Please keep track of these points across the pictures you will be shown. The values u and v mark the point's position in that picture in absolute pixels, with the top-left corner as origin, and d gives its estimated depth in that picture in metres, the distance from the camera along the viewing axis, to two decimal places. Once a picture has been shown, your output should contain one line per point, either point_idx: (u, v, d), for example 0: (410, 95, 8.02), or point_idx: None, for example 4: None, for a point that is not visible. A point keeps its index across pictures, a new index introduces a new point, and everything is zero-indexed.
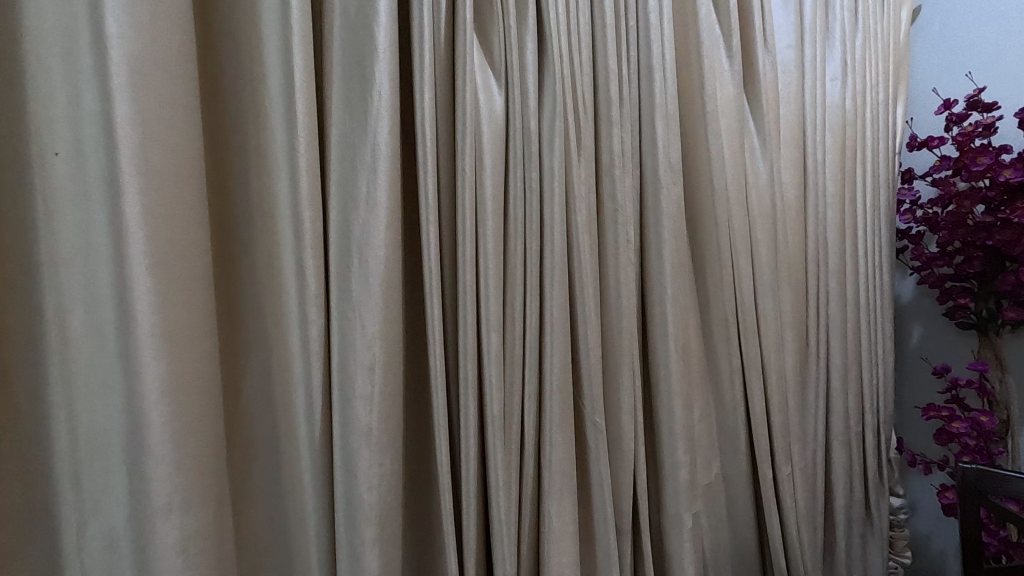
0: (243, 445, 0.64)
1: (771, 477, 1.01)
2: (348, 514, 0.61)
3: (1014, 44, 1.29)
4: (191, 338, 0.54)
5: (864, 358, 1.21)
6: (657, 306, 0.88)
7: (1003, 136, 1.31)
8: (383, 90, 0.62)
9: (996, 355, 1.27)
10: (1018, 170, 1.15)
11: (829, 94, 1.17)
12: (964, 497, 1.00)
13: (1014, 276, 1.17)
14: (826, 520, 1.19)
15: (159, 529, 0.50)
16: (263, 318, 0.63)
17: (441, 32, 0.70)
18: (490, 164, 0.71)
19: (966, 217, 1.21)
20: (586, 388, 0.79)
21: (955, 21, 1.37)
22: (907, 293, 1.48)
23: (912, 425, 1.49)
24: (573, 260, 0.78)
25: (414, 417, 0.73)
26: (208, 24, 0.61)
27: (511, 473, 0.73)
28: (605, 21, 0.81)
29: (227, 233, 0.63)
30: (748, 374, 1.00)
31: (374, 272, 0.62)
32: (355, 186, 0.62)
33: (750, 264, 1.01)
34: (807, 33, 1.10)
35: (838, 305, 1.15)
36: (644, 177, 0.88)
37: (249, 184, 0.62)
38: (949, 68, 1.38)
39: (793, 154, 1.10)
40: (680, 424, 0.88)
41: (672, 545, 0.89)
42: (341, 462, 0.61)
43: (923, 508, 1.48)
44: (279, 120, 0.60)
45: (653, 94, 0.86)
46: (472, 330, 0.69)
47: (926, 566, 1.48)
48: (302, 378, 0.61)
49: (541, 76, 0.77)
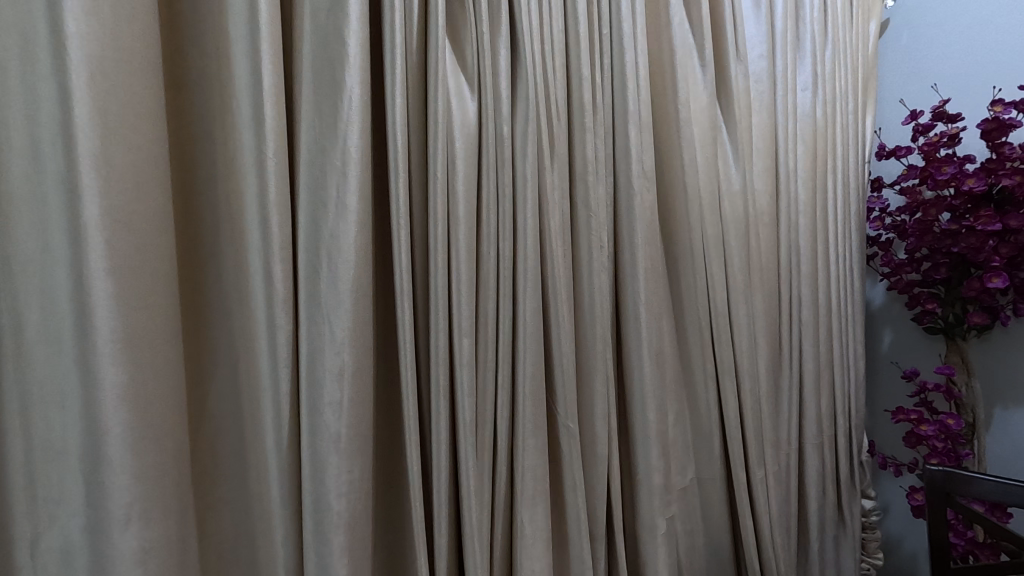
0: (209, 453, 0.63)
1: (744, 480, 1.02)
2: (316, 522, 0.60)
3: (977, 57, 1.33)
4: (154, 344, 0.53)
5: (836, 362, 1.24)
6: (631, 310, 0.89)
7: (967, 146, 1.35)
8: (353, 93, 0.62)
9: (963, 359, 1.30)
10: (980, 180, 1.17)
11: (800, 104, 1.19)
12: (931, 497, 1.02)
13: (979, 282, 1.20)
14: (800, 522, 1.20)
15: (118, 540, 0.49)
16: (232, 323, 0.62)
17: (414, 37, 0.70)
18: (463, 168, 0.71)
19: (933, 225, 1.25)
20: (559, 393, 0.79)
21: (921, 33, 1.41)
22: (878, 298, 1.51)
23: (884, 428, 1.52)
24: (547, 264, 0.78)
25: (385, 422, 0.72)
26: (173, 26, 0.61)
27: (483, 478, 0.72)
28: (578, 28, 0.82)
29: (194, 238, 0.62)
30: (722, 379, 1.01)
31: (344, 277, 0.62)
32: (325, 191, 0.62)
33: (723, 269, 1.02)
34: (779, 43, 1.12)
35: (810, 311, 1.17)
36: (618, 182, 0.88)
37: (217, 189, 0.61)
38: (916, 79, 1.42)
39: (765, 162, 1.12)
40: (654, 428, 0.89)
41: (647, 550, 0.89)
42: (309, 471, 0.60)
43: (895, 509, 1.50)
44: (248, 123, 0.59)
45: (627, 101, 0.87)
46: (444, 335, 0.69)
47: (899, 567, 1.50)
48: (269, 384, 0.61)
49: (514, 82, 0.77)
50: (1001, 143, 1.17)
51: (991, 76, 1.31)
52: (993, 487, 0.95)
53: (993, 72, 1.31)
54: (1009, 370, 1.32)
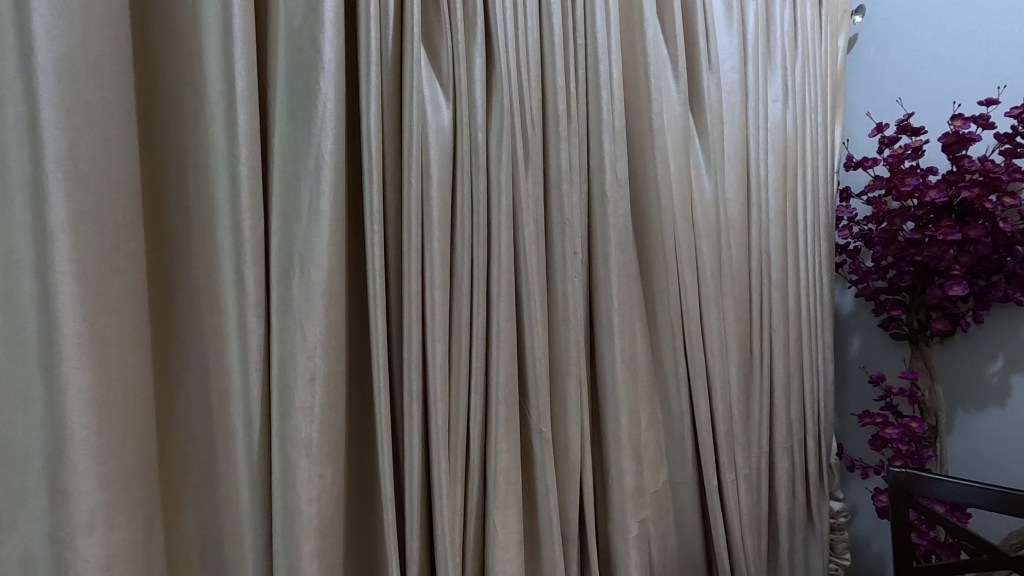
0: (177, 459, 0.62)
1: (715, 483, 1.04)
2: (286, 527, 0.60)
3: (939, 73, 1.38)
4: (121, 348, 0.53)
5: (806, 367, 1.27)
6: (604, 315, 0.90)
7: (930, 158, 1.40)
8: (328, 100, 0.63)
9: (926, 364, 1.34)
10: (941, 191, 1.21)
11: (771, 115, 1.22)
12: (894, 499, 1.05)
13: (940, 290, 1.24)
14: (771, 525, 1.23)
15: (80, 547, 0.49)
16: (201, 328, 0.62)
17: (389, 44, 0.70)
18: (437, 175, 0.72)
19: (897, 234, 1.28)
20: (533, 397, 0.80)
21: (888, 49, 1.46)
22: (847, 305, 1.55)
23: (851, 431, 1.57)
24: (520, 269, 0.79)
25: (358, 427, 0.72)
26: (146, 30, 0.60)
27: (455, 482, 0.73)
28: (553, 39, 0.84)
29: (164, 241, 0.62)
30: (694, 384, 1.03)
31: (317, 282, 0.62)
32: (298, 196, 0.62)
33: (695, 276, 1.04)
34: (750, 56, 1.16)
35: (780, 317, 1.20)
36: (592, 190, 0.90)
37: (188, 193, 0.61)
38: (882, 93, 1.47)
39: (736, 172, 1.14)
40: (625, 430, 0.90)
41: (618, 551, 0.90)
42: (279, 476, 0.60)
43: (863, 511, 1.54)
44: (220, 127, 0.59)
45: (601, 109, 0.89)
46: (417, 340, 0.69)
47: (867, 567, 1.54)
48: (240, 388, 0.60)
49: (489, 91, 0.78)
50: (961, 156, 1.21)
51: (952, 92, 1.36)
52: (952, 488, 0.99)
53: (954, 88, 1.36)
54: (970, 375, 1.37)
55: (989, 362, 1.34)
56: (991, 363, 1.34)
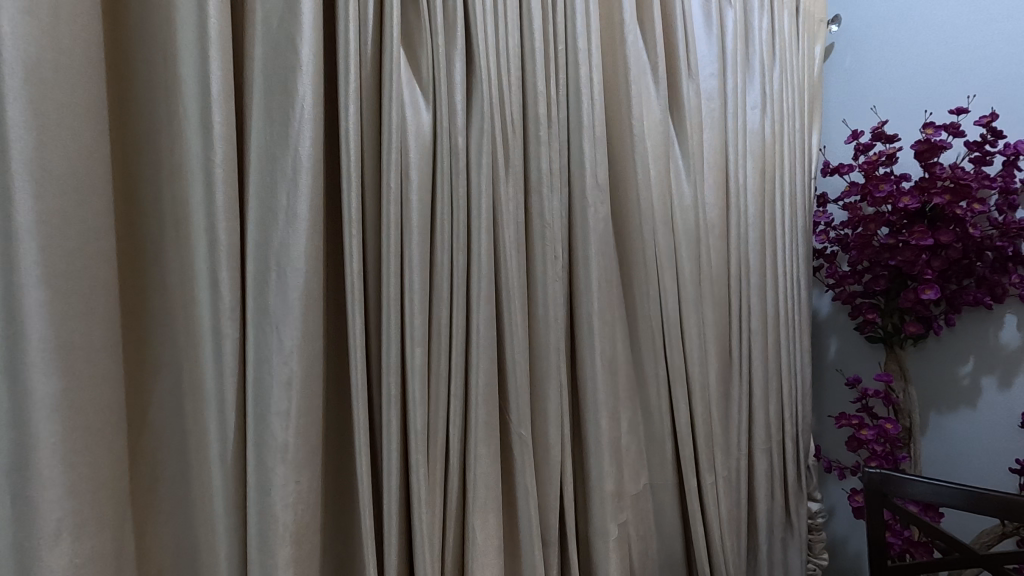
0: (148, 465, 0.61)
1: (695, 485, 1.05)
2: (261, 534, 0.59)
3: (912, 82, 1.41)
4: (91, 354, 0.52)
5: (784, 370, 1.29)
6: (584, 319, 0.91)
7: (903, 165, 1.43)
8: (306, 102, 0.62)
9: (900, 367, 1.36)
10: (914, 198, 1.24)
11: (750, 121, 1.24)
12: (870, 499, 1.07)
13: (914, 294, 1.27)
14: (750, 526, 1.24)
15: (46, 556, 0.48)
16: (175, 332, 0.61)
17: (368, 46, 0.70)
18: (417, 178, 0.72)
19: (872, 239, 1.31)
20: (513, 401, 0.80)
21: (863, 58, 1.49)
22: (825, 308, 1.58)
23: (829, 432, 1.59)
24: (500, 273, 0.79)
25: (335, 432, 0.72)
26: (119, 30, 0.60)
27: (434, 486, 0.73)
28: (534, 43, 0.84)
29: (137, 243, 0.61)
30: (674, 388, 1.04)
31: (293, 285, 0.61)
32: (275, 199, 0.61)
33: (675, 281, 1.05)
34: (729, 64, 1.17)
35: (759, 321, 1.22)
36: (573, 195, 0.91)
37: (162, 195, 0.60)
38: (858, 100, 1.50)
39: (715, 177, 1.16)
40: (606, 434, 0.91)
41: (598, 554, 0.90)
42: (254, 482, 0.60)
43: (840, 511, 1.57)
44: (194, 129, 0.58)
45: (581, 115, 0.89)
46: (396, 343, 0.69)
47: (844, 567, 1.56)
48: (214, 393, 0.59)
49: (470, 96, 0.78)
50: (933, 163, 1.24)
51: (924, 100, 1.40)
52: (925, 488, 1.01)
53: (926, 96, 1.39)
54: (942, 377, 1.40)
55: (961, 364, 1.37)
56: (963, 365, 1.37)
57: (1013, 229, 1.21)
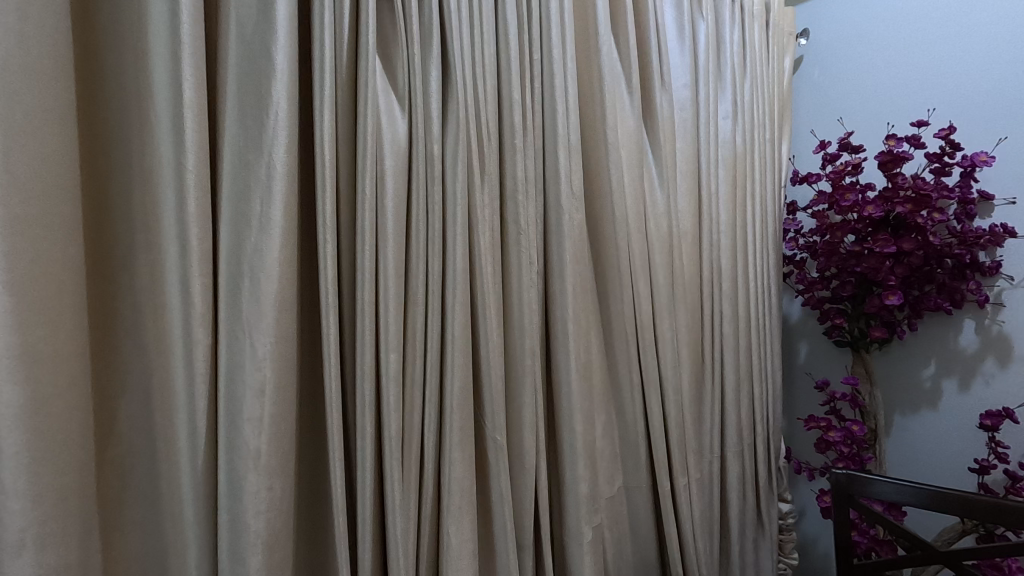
0: (117, 474, 0.60)
1: (668, 487, 1.07)
2: (233, 542, 0.59)
3: (876, 95, 1.47)
4: (57, 361, 0.51)
5: (756, 373, 1.32)
6: (559, 324, 0.92)
7: (868, 174, 1.49)
8: (280, 108, 0.62)
9: (867, 370, 1.40)
10: (878, 207, 1.28)
11: (722, 131, 1.27)
12: (836, 499, 1.10)
13: (878, 300, 1.31)
14: (723, 528, 1.26)
15: (10, 567, 0.47)
16: (146, 337, 0.60)
17: (344, 54, 0.70)
18: (392, 185, 0.72)
19: (839, 246, 1.35)
20: (488, 407, 0.81)
21: (831, 71, 1.55)
22: (795, 313, 1.62)
23: (800, 434, 1.63)
24: (476, 280, 0.80)
25: (309, 438, 0.72)
26: (90, 32, 0.59)
27: (409, 491, 0.73)
28: (510, 52, 0.86)
29: (107, 246, 0.60)
30: (648, 393, 1.05)
31: (267, 291, 0.61)
32: (249, 205, 0.61)
33: (648, 287, 1.07)
34: (701, 74, 1.20)
35: (731, 326, 1.24)
36: (548, 202, 0.92)
37: (133, 199, 0.59)
38: (826, 113, 1.56)
39: (687, 185, 1.18)
40: (580, 438, 0.92)
41: (573, 556, 0.91)
42: (226, 489, 0.59)
43: (811, 512, 1.60)
44: (166, 134, 0.58)
45: (556, 124, 0.91)
46: (370, 349, 0.69)
47: (815, 567, 1.60)
48: (185, 400, 0.59)
49: (445, 104, 0.79)
50: (896, 173, 1.28)
51: (887, 113, 1.45)
52: (889, 488, 1.04)
53: (889, 109, 1.45)
54: (906, 379, 1.45)
55: (923, 367, 1.42)
56: (925, 369, 1.42)
57: (971, 237, 1.25)
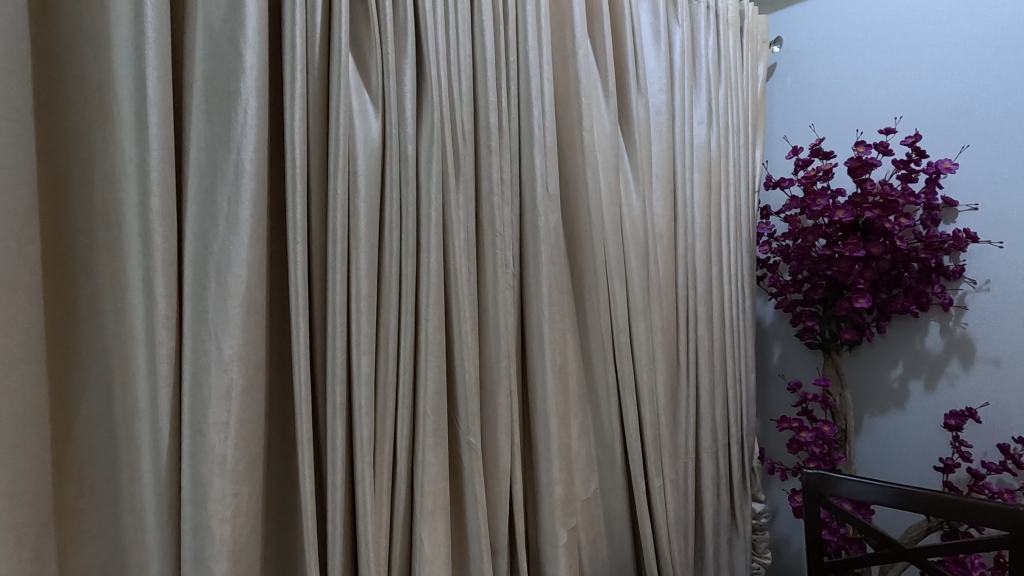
0: (74, 481, 0.57)
1: (644, 489, 1.07)
2: (196, 550, 0.58)
3: (846, 102, 1.50)
4: (11, 363, 0.49)
5: (730, 375, 1.33)
6: (536, 329, 0.92)
7: (838, 180, 1.52)
8: (249, 105, 0.61)
9: (837, 371, 1.43)
10: (847, 212, 1.31)
11: (697, 135, 1.28)
12: (807, 498, 1.12)
13: (848, 302, 1.34)
14: (698, 528, 1.27)
15: None
16: (106, 339, 0.58)
17: (316, 51, 0.69)
18: (365, 184, 0.71)
19: (810, 250, 1.38)
20: (462, 410, 0.80)
21: (804, 79, 1.58)
22: (769, 315, 1.65)
23: (773, 435, 1.66)
24: (451, 281, 0.80)
25: (278, 442, 0.70)
26: (46, 22, 0.56)
27: (380, 495, 0.72)
28: (485, 53, 0.86)
29: (64, 245, 0.58)
30: (624, 395, 1.06)
31: (234, 292, 0.60)
32: (216, 204, 0.60)
33: (624, 289, 1.07)
34: (677, 79, 1.22)
35: (705, 328, 1.26)
36: (524, 204, 0.92)
37: (94, 197, 0.57)
38: (798, 119, 1.60)
39: (663, 188, 1.19)
40: (555, 440, 0.92)
41: (547, 560, 0.91)
42: (190, 495, 0.58)
43: (784, 512, 1.63)
44: (129, 129, 0.56)
45: (532, 127, 0.91)
46: (342, 351, 0.68)
47: (787, 566, 1.62)
48: (147, 404, 0.57)
49: (419, 104, 0.79)
50: (865, 179, 1.31)
51: (857, 121, 1.49)
52: (858, 487, 1.06)
53: (858, 117, 1.48)
54: (875, 380, 1.49)
55: (891, 368, 1.46)
56: (893, 370, 1.46)
57: (936, 242, 1.29)
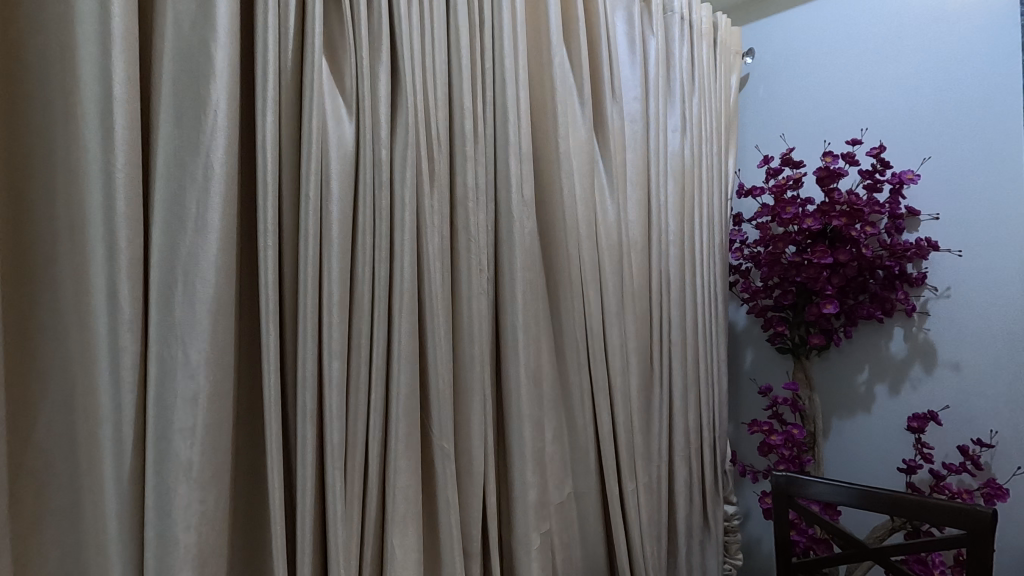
0: (32, 489, 0.56)
1: (617, 492, 1.08)
2: (159, 560, 0.57)
3: (815, 113, 1.54)
4: None
5: (702, 378, 1.35)
6: (510, 334, 0.92)
7: (808, 189, 1.56)
8: (219, 108, 0.61)
9: (806, 376, 1.46)
10: (816, 220, 1.34)
11: (671, 143, 1.31)
12: (777, 500, 1.14)
13: (817, 308, 1.37)
14: (670, 530, 1.29)
15: None
16: (68, 344, 0.57)
17: (289, 54, 0.69)
18: (338, 188, 0.71)
19: (780, 257, 1.41)
20: (435, 414, 0.80)
21: (774, 89, 1.62)
22: (741, 320, 1.69)
23: (745, 438, 1.69)
24: (424, 284, 0.80)
25: (247, 448, 0.69)
26: (8, 20, 0.55)
27: (351, 502, 0.71)
28: (460, 60, 0.86)
29: (24, 248, 0.56)
30: (597, 398, 1.07)
31: (201, 297, 0.60)
32: (183, 207, 0.59)
33: (598, 294, 1.09)
34: (651, 88, 1.24)
35: (678, 332, 1.28)
36: (499, 210, 0.92)
37: (56, 199, 0.56)
38: (769, 128, 1.63)
39: (637, 195, 1.21)
40: (529, 445, 0.92)
41: (520, 565, 0.91)
42: (153, 503, 0.57)
43: (755, 514, 1.66)
44: (93, 130, 0.55)
45: (507, 134, 0.92)
46: (312, 356, 0.68)
47: (758, 567, 1.65)
48: (110, 410, 0.56)
49: (394, 108, 0.79)
50: (832, 188, 1.35)
51: (825, 131, 1.53)
52: (824, 488, 1.09)
53: (826, 127, 1.52)
54: (842, 384, 1.52)
55: (857, 372, 1.50)
56: (859, 373, 1.49)
57: (899, 250, 1.33)
